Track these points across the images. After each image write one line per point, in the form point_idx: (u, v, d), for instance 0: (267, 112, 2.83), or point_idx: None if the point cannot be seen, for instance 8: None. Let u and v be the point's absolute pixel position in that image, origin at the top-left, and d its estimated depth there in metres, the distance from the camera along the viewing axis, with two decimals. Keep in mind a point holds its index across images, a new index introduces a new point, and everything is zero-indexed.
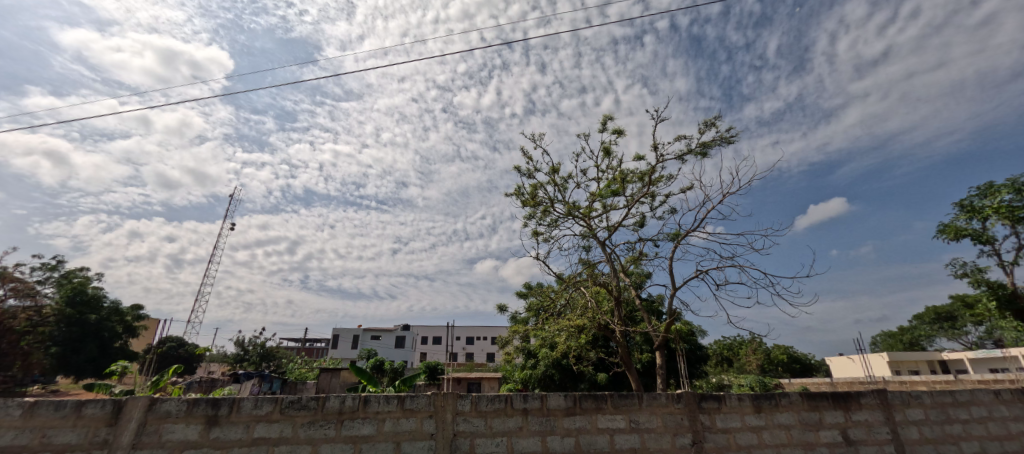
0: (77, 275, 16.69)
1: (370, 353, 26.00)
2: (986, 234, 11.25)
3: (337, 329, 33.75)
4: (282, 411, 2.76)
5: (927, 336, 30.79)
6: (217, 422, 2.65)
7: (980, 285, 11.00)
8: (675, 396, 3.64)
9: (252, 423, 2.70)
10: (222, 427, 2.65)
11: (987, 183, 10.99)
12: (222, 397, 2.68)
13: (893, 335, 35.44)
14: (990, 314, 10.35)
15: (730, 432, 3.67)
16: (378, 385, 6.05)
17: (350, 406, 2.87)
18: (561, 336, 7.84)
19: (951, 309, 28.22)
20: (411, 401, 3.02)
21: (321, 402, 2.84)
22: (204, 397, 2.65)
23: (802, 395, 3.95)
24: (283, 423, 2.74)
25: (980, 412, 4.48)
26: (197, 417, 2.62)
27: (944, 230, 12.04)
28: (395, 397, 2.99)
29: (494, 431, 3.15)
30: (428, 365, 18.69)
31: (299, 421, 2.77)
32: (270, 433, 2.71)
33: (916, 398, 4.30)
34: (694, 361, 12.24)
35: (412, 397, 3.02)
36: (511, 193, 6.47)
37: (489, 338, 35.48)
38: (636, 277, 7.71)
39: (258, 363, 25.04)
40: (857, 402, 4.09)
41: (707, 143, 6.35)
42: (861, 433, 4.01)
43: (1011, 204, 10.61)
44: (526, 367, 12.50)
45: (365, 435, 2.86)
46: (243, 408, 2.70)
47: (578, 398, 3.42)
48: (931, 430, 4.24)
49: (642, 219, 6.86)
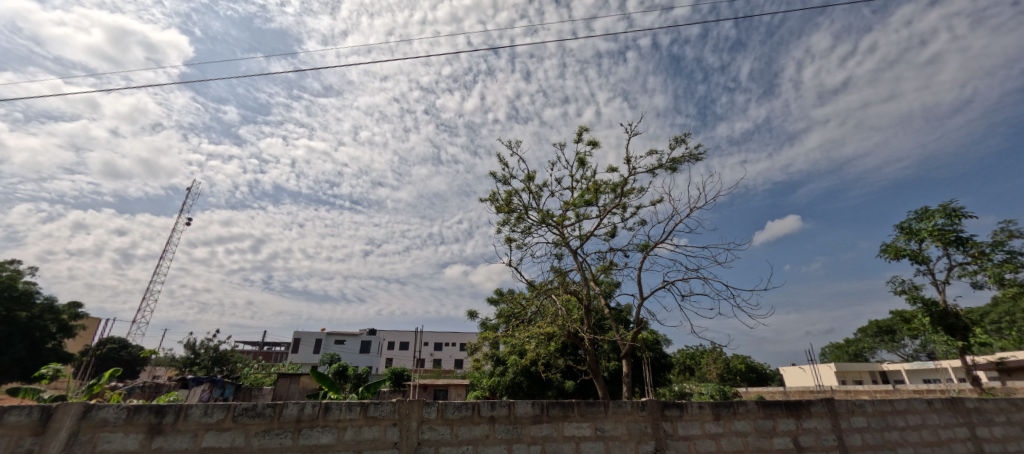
0: (6, 268, 15.17)
1: (333, 358, 25.28)
2: (921, 254, 12.23)
3: (296, 333, 32.23)
4: (234, 419, 2.59)
5: (869, 348, 33.14)
6: (160, 430, 2.44)
7: (917, 301, 11.91)
8: (639, 404, 3.71)
9: (200, 432, 2.52)
10: (166, 437, 2.45)
11: (923, 207, 11.99)
12: (168, 404, 2.48)
13: (840, 347, 37.93)
14: (924, 329, 11.20)
15: (690, 439, 3.77)
16: (340, 392, 5.87)
17: (309, 414, 2.74)
18: (529, 343, 7.77)
19: (890, 323, 30.67)
20: (375, 409, 2.91)
21: (279, 409, 2.69)
22: (147, 404, 2.43)
23: (758, 403, 4.12)
24: (235, 432, 2.57)
25: (915, 420, 4.83)
26: (138, 425, 2.41)
27: (886, 249, 12.93)
28: (358, 404, 2.87)
29: (460, 439, 3.09)
30: (393, 371, 18.39)
31: (253, 430, 2.61)
32: (221, 442, 2.54)
33: (859, 406, 4.58)
34: (658, 369, 12.67)
35: (375, 405, 2.92)
36: (486, 200, 7.06)
37: (458, 344, 35.01)
38: (606, 286, 7.97)
39: (210, 367, 23.46)
40: (808, 410, 4.31)
41: (678, 159, 6.69)
42: (810, 440, 4.22)
43: (942, 228, 11.62)
44: (494, 374, 12.60)
45: (324, 444, 2.73)
46: (191, 416, 2.52)
47: (545, 405, 3.41)
48: (872, 436, 4.53)
49: (613, 229, 7.09)
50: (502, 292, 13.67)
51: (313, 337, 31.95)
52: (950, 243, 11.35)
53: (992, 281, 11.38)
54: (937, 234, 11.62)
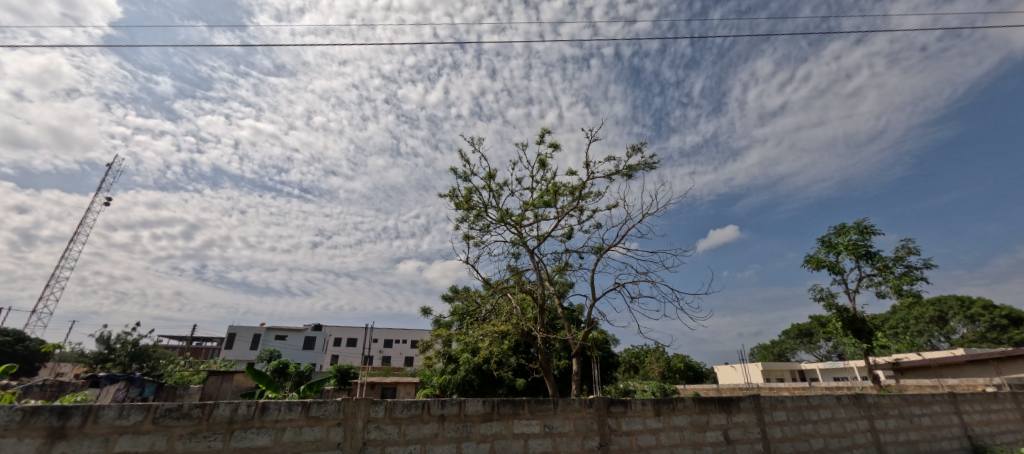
0: None
1: (272, 355, 23.77)
2: (838, 266, 13.66)
3: (232, 327, 29.96)
4: (155, 421, 2.33)
5: (791, 349, 36.49)
6: (63, 435, 2.12)
7: (832, 307, 13.28)
8: (587, 401, 3.84)
9: (113, 436, 2.23)
10: (70, 442, 2.14)
11: (841, 224, 13.39)
12: (73, 405, 2.16)
13: (766, 348, 41.42)
14: (837, 332, 12.50)
15: (632, 434, 3.96)
16: (279, 391, 5.52)
17: (243, 415, 2.53)
18: (483, 342, 7.76)
19: (809, 327, 33.95)
20: (317, 408, 2.77)
21: (208, 409, 2.46)
22: (47, 404, 2.11)
23: (694, 399, 4.40)
24: (156, 435, 2.31)
25: (825, 413, 5.40)
26: (33, 430, 2.07)
27: (809, 260, 14.31)
28: (299, 404, 2.71)
29: (407, 438, 3.01)
30: (339, 369, 17.66)
31: (176, 433, 2.37)
32: (137, 447, 2.27)
33: (780, 402, 5.03)
34: (605, 367, 13.16)
35: (318, 404, 2.78)
36: (445, 195, 6.46)
37: (408, 341, 34.22)
38: (560, 287, 8.13)
39: (127, 364, 21.19)
40: (737, 405, 4.67)
41: (633, 167, 6.99)
42: (738, 433, 4.57)
43: (856, 243, 13.04)
44: (445, 372, 12.47)
45: (260, 446, 2.55)
46: (103, 418, 2.23)
47: (496, 403, 3.43)
48: (790, 429, 4.99)
49: (569, 231, 7.27)
50: (457, 290, 13.55)
51: (251, 332, 29.88)
52: (860, 256, 12.77)
53: (892, 291, 12.96)
54: (851, 248, 13.03)
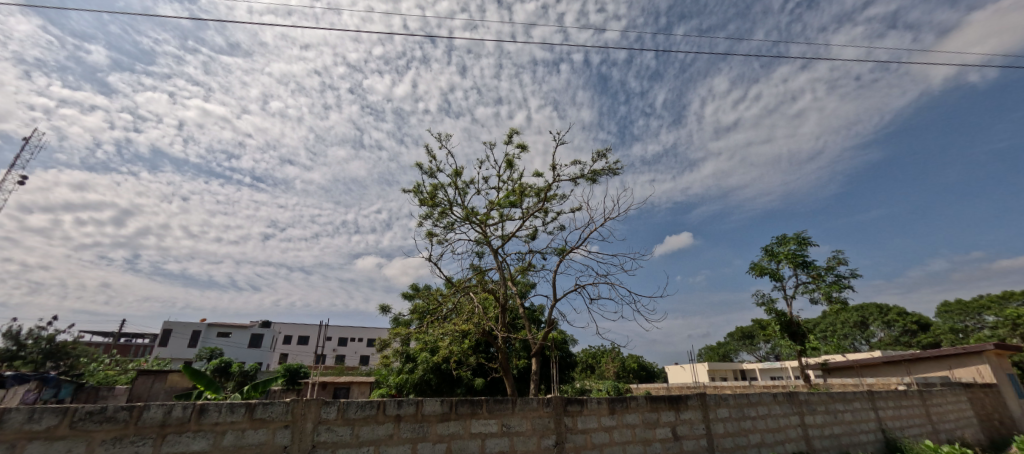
0: None
1: (213, 353, 22.18)
2: (778, 273, 14.74)
3: (167, 323, 27.66)
4: (72, 426, 2.07)
5: (734, 350, 38.89)
6: None
7: (771, 312, 14.30)
8: (545, 400, 3.89)
9: (19, 443, 1.95)
10: None
11: (783, 234, 14.46)
12: None
13: (712, 349, 43.87)
14: (775, 335, 13.49)
15: (587, 432, 4.06)
16: (220, 392, 5.14)
17: (178, 417, 2.33)
18: (443, 341, 7.66)
19: (751, 330, 36.33)
20: (263, 410, 2.60)
21: (136, 412, 2.23)
22: None
23: (646, 398, 4.59)
24: (74, 441, 2.06)
25: (763, 410, 5.80)
26: None
27: (754, 267, 15.34)
28: (243, 405, 2.53)
29: (360, 440, 2.90)
30: (287, 369, 16.76)
31: (98, 439, 2.12)
32: None
33: (724, 400, 5.36)
34: (563, 367, 13.41)
35: (263, 406, 2.61)
36: (409, 190, 6.64)
37: (364, 340, 33.13)
38: (521, 287, 8.19)
39: (40, 363, 18.97)
40: (685, 403, 4.92)
41: (597, 171, 7.19)
42: (685, 429, 4.81)
43: (794, 252, 14.14)
44: (402, 371, 12.19)
45: (197, 451, 2.35)
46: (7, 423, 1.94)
47: (454, 403, 3.37)
48: (731, 425, 5.32)
49: (534, 232, 7.36)
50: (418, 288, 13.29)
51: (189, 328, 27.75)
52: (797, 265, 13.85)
53: (823, 298, 14.14)
54: (790, 257, 14.10)
